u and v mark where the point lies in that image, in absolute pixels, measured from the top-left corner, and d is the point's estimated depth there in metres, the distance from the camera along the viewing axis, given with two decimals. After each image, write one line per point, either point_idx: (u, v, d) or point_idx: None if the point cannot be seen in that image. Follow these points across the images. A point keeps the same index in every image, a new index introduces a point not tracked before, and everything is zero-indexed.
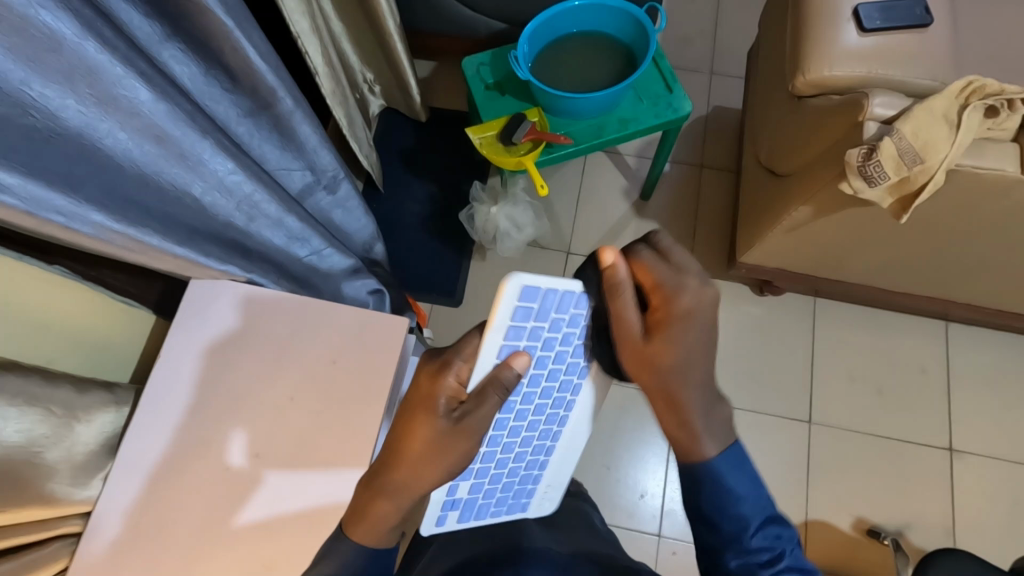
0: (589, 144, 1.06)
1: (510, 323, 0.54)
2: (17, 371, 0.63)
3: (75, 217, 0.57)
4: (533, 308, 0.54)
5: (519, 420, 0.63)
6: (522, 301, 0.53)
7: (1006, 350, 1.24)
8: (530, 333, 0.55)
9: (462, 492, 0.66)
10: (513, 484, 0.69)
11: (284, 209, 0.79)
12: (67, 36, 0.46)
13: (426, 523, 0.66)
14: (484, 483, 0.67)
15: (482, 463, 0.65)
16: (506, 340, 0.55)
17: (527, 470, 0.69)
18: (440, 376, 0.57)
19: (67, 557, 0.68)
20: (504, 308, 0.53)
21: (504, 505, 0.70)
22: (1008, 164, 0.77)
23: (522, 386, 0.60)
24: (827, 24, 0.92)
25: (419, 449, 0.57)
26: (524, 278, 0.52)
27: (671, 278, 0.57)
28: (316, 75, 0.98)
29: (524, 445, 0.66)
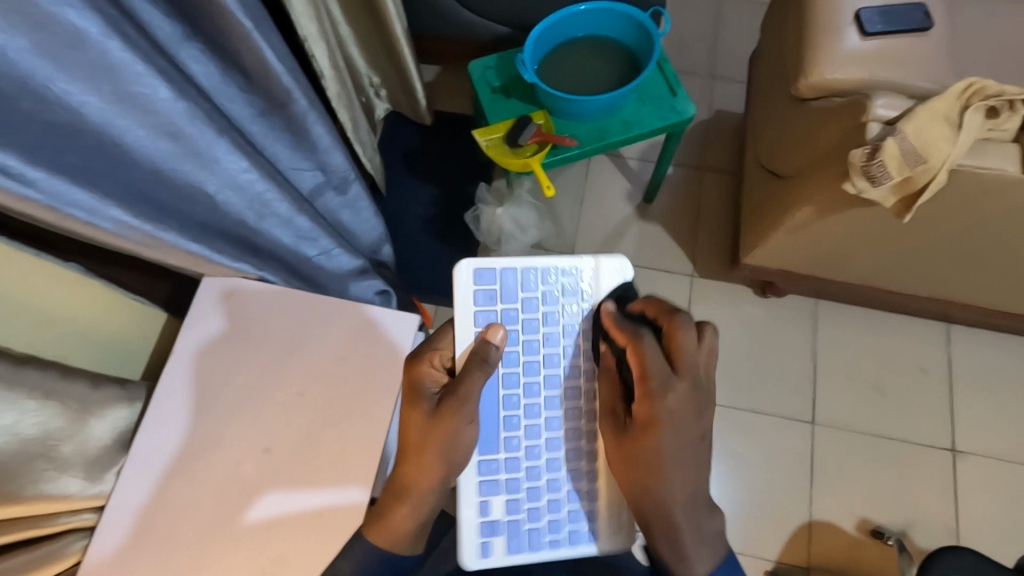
0: (594, 146, 1.07)
1: (476, 307, 0.66)
2: (36, 366, 0.65)
3: (96, 213, 0.59)
4: (495, 290, 0.67)
5: (531, 419, 0.66)
6: (479, 284, 0.67)
7: (1007, 351, 1.25)
8: (502, 312, 0.67)
9: (499, 513, 0.65)
10: (559, 505, 0.66)
11: (295, 209, 0.80)
12: (91, 34, 0.47)
13: (468, 556, 0.64)
14: (523, 502, 0.65)
15: (509, 474, 0.65)
16: (478, 323, 0.66)
17: (570, 484, 0.66)
18: (418, 363, 0.66)
19: (79, 552, 0.68)
20: (465, 292, 0.66)
21: (561, 533, 0.65)
22: (1009, 164, 0.78)
23: (520, 376, 0.66)
24: (829, 28, 0.94)
25: (413, 441, 0.63)
26: (474, 263, 0.67)
27: (659, 381, 0.60)
28: (324, 79, 0.99)
29: (553, 450, 0.66)
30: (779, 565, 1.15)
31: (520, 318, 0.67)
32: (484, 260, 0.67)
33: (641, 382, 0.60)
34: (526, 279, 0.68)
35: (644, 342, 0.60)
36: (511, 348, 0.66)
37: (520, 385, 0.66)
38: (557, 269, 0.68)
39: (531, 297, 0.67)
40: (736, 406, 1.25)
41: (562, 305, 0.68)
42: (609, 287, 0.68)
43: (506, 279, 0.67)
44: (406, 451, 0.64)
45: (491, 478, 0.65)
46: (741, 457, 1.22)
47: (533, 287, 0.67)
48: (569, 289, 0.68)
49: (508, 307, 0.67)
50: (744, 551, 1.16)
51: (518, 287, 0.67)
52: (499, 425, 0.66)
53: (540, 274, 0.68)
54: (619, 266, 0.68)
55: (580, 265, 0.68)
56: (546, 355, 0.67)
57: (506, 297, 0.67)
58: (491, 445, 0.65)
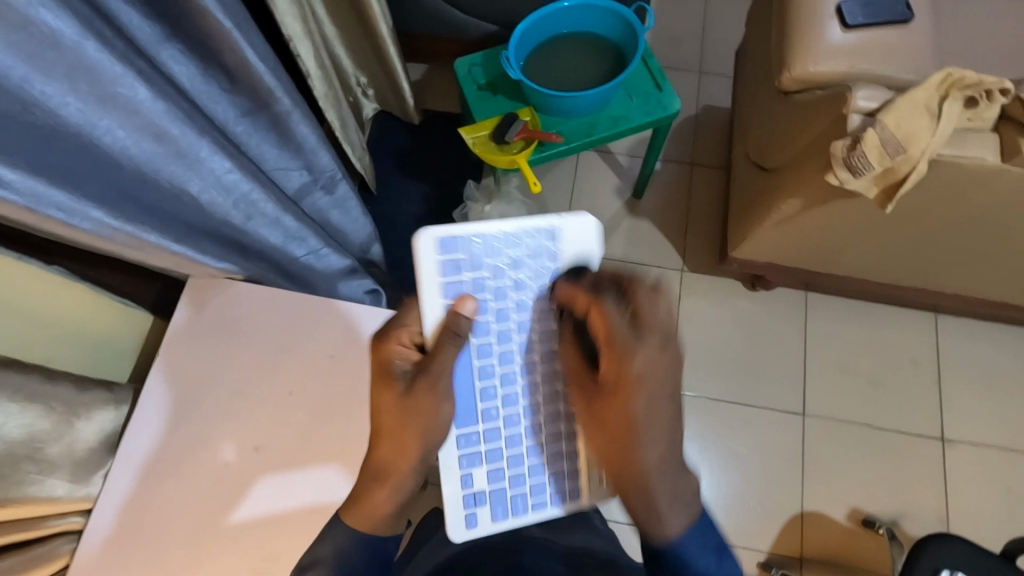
0: (581, 142, 1.07)
1: (442, 278, 0.63)
2: (18, 368, 0.65)
3: (75, 213, 0.59)
4: (460, 259, 0.64)
5: (509, 387, 0.65)
6: (444, 255, 0.64)
7: (994, 339, 1.26)
8: (470, 282, 0.64)
9: (481, 484, 0.65)
10: (540, 470, 0.67)
11: (281, 208, 0.80)
12: (66, 35, 0.47)
13: (455, 529, 0.65)
14: (505, 469, 0.66)
15: (490, 444, 0.65)
16: (446, 296, 0.64)
17: (550, 446, 0.67)
18: (387, 343, 0.65)
19: (67, 555, 0.68)
20: (429, 264, 0.64)
21: (543, 496, 0.67)
22: (988, 153, 0.79)
23: (494, 345, 0.65)
24: (811, 20, 0.95)
25: (390, 421, 0.63)
26: (436, 232, 0.64)
27: (624, 340, 0.58)
28: (309, 78, 0.99)
29: (531, 415, 0.66)
30: (772, 556, 1.16)
31: (489, 286, 0.64)
32: (446, 228, 0.64)
33: (606, 346, 0.59)
34: (491, 245, 0.65)
35: (603, 305, 0.59)
36: (482, 319, 0.64)
37: (494, 355, 0.65)
38: (522, 233, 0.66)
39: (498, 262, 0.65)
40: (727, 399, 1.26)
41: (531, 269, 0.66)
42: (575, 245, 0.67)
43: (471, 247, 0.64)
44: (386, 431, 0.64)
45: (472, 450, 0.65)
46: (732, 450, 1.22)
47: (500, 254, 0.65)
48: (535, 250, 0.66)
49: (475, 275, 0.64)
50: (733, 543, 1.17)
51: (484, 255, 0.65)
52: (476, 397, 0.64)
53: (506, 239, 0.66)
54: (586, 225, 0.67)
55: (544, 225, 0.66)
56: (519, 321, 0.65)
57: (473, 265, 0.64)
58: (469, 420, 0.64)
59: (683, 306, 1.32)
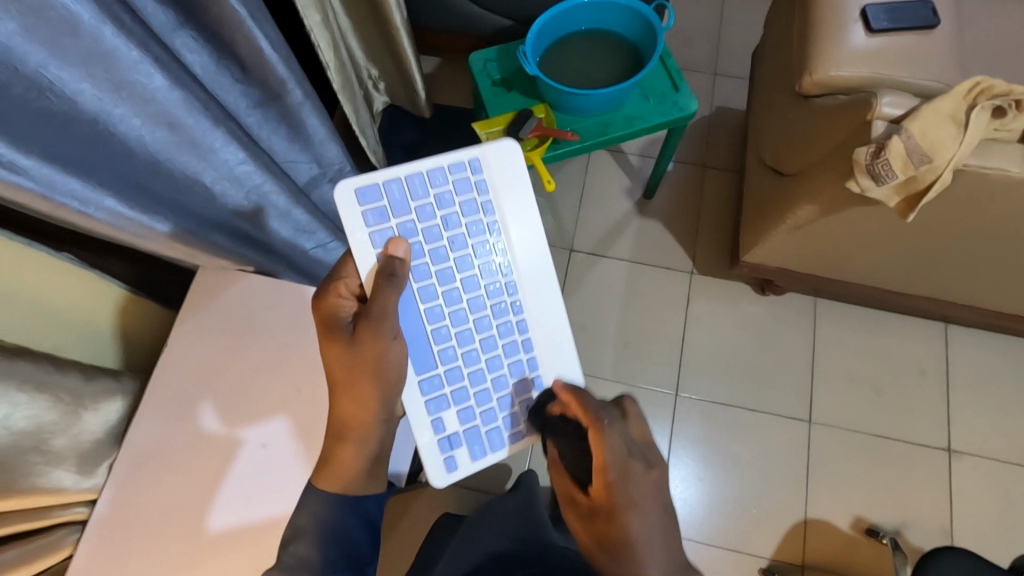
0: (595, 141, 1.06)
1: (369, 229, 0.62)
2: (26, 358, 0.63)
3: (88, 202, 0.59)
4: (384, 205, 0.62)
5: (460, 324, 0.65)
6: (366, 204, 0.62)
7: (1004, 351, 1.25)
8: (399, 227, 0.63)
9: (454, 425, 0.64)
10: (513, 402, 0.66)
11: (292, 200, 0.79)
12: (86, 20, 0.45)
13: (436, 475, 0.64)
14: (474, 408, 0.65)
15: (453, 385, 0.64)
16: (377, 245, 0.62)
17: (514, 379, 0.66)
18: (327, 299, 0.63)
19: (71, 545, 0.68)
20: (351, 217, 0.61)
21: (517, 426, 0.66)
22: (1013, 164, 0.78)
23: (439, 288, 0.64)
24: (833, 24, 0.93)
25: (341, 374, 0.64)
26: (353, 183, 0.62)
27: (621, 466, 0.59)
28: (327, 70, 0.97)
29: (488, 348, 0.65)
30: (773, 563, 1.15)
31: (419, 228, 0.63)
32: (361, 177, 0.62)
33: (601, 470, 0.59)
34: (411, 186, 0.63)
35: (604, 427, 0.59)
36: (417, 264, 0.63)
37: (438, 296, 0.64)
38: (438, 171, 0.64)
39: (424, 204, 0.63)
40: (735, 404, 1.25)
41: (458, 202, 0.64)
42: (499, 173, 0.65)
43: (390, 192, 0.63)
44: (343, 381, 0.64)
45: (436, 394, 0.64)
46: (738, 457, 1.22)
47: (422, 193, 0.64)
48: (460, 182, 0.64)
49: (403, 219, 0.63)
50: (736, 550, 1.16)
51: (406, 197, 0.63)
52: (428, 340, 0.64)
53: (426, 178, 0.64)
54: (505, 150, 0.65)
55: (458, 156, 0.64)
56: (459, 258, 0.64)
57: (397, 210, 0.63)
58: (426, 363, 0.64)
59: (690, 309, 1.31)
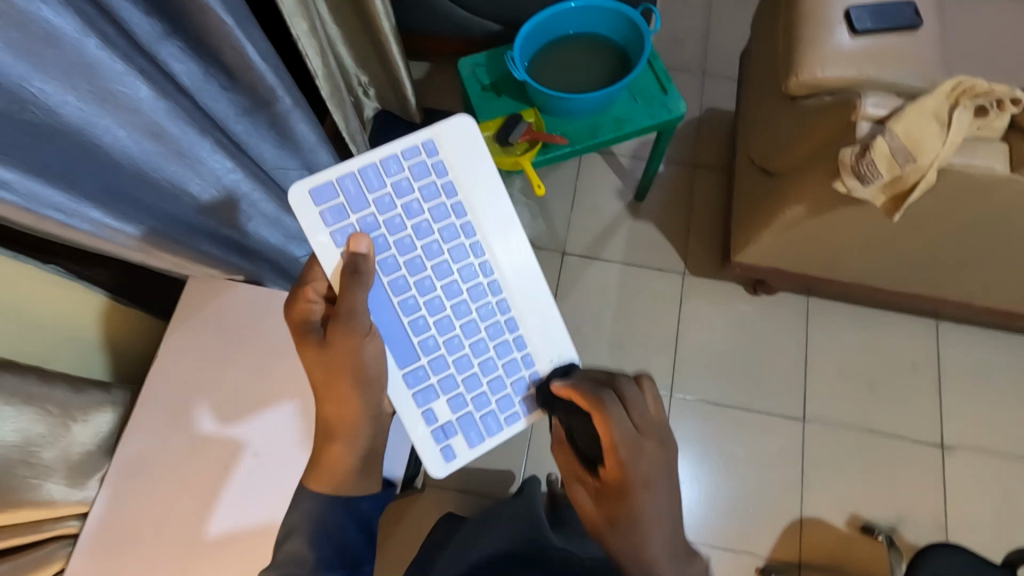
0: (585, 144, 1.06)
1: (330, 228, 0.61)
2: (15, 371, 0.63)
3: (74, 215, 0.59)
4: (341, 202, 0.61)
5: (437, 312, 0.64)
6: (322, 204, 0.61)
7: (995, 346, 1.26)
8: (360, 222, 0.62)
9: (446, 415, 0.64)
10: (503, 385, 0.66)
11: (280, 208, 0.81)
12: (68, 33, 0.46)
13: (435, 466, 0.64)
14: (465, 395, 0.65)
15: (439, 375, 0.64)
16: (339, 241, 0.61)
17: (502, 360, 0.65)
18: (297, 305, 0.63)
19: (63, 559, 0.68)
20: (310, 219, 0.61)
21: (512, 408, 0.66)
22: (996, 162, 0.78)
23: (410, 277, 0.63)
24: (819, 26, 0.94)
25: (320, 376, 0.63)
26: (307, 184, 0.61)
27: (628, 445, 0.59)
28: (316, 78, 0.98)
29: (469, 333, 0.65)
30: (770, 562, 1.15)
31: (380, 220, 0.62)
32: (314, 177, 0.61)
33: (611, 450, 0.58)
34: (365, 179, 0.62)
35: (608, 409, 0.59)
36: (382, 257, 0.63)
37: (409, 288, 0.63)
38: (393, 158, 0.63)
39: (382, 195, 0.63)
40: (729, 404, 1.25)
41: (417, 187, 0.63)
42: (455, 151, 0.64)
43: (346, 188, 0.62)
44: (327, 384, 0.63)
45: (423, 386, 0.63)
46: (733, 456, 1.22)
47: (379, 184, 0.63)
48: (417, 168, 0.63)
49: (363, 213, 0.62)
50: (730, 548, 1.16)
51: (363, 190, 0.62)
52: (407, 332, 0.63)
53: (381, 168, 0.63)
54: (458, 127, 0.64)
55: (411, 141, 0.63)
56: (427, 245, 0.64)
57: (356, 205, 0.62)
58: (408, 355, 0.63)
59: (684, 309, 1.31)
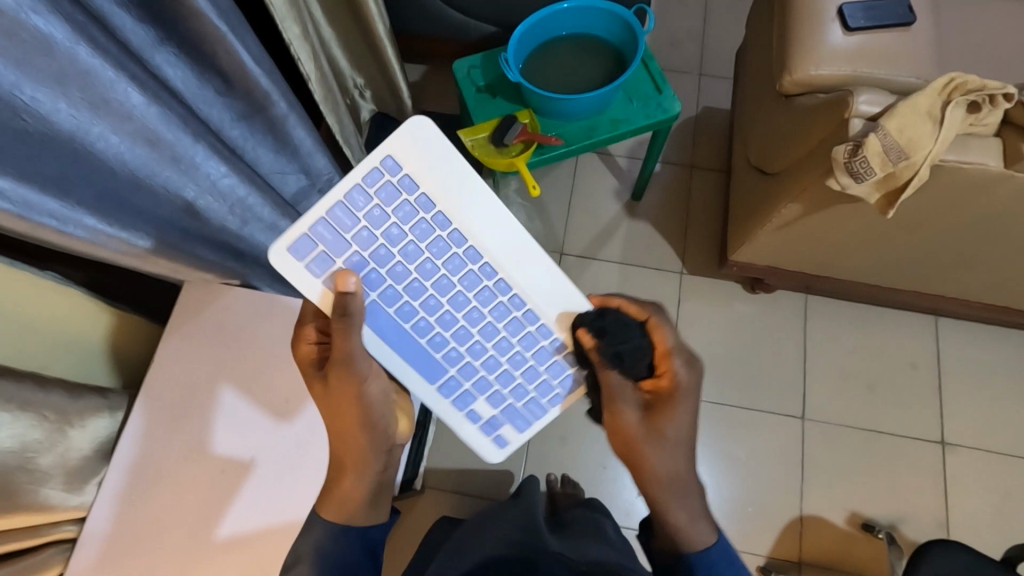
0: (580, 145, 1.06)
1: (319, 282, 0.59)
2: (11, 377, 0.62)
3: (67, 220, 0.58)
4: (322, 252, 0.58)
5: (452, 327, 0.64)
6: (305, 260, 0.58)
7: (994, 343, 1.26)
8: (345, 264, 0.59)
9: (488, 412, 0.67)
10: (537, 372, 0.66)
11: (277, 212, 0.80)
12: (57, 40, 0.46)
13: (490, 455, 0.68)
14: (503, 391, 0.67)
15: (471, 379, 0.66)
16: (333, 291, 0.59)
17: (528, 354, 0.65)
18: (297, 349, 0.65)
19: (61, 564, 0.68)
20: (297, 280, 0.59)
21: (550, 393, 0.67)
22: (990, 158, 0.78)
23: (414, 303, 0.62)
24: (813, 24, 0.94)
25: (327, 413, 0.64)
26: (282, 245, 0.58)
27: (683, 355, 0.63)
28: (307, 81, 0.98)
29: (488, 337, 0.64)
30: (770, 560, 1.15)
31: (365, 257, 0.59)
32: (287, 235, 0.58)
33: (666, 355, 0.63)
34: (337, 221, 0.58)
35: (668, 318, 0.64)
36: (379, 291, 0.61)
37: (417, 311, 0.62)
38: (356, 189, 0.58)
39: (359, 234, 0.59)
40: (728, 403, 1.25)
41: (392, 210, 0.59)
42: (418, 163, 0.58)
43: (321, 236, 0.58)
44: (326, 412, 0.64)
45: (458, 392, 0.66)
46: (733, 455, 1.22)
47: (351, 222, 0.58)
48: (386, 192, 0.59)
49: (347, 256, 0.59)
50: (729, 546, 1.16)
51: (338, 233, 0.58)
52: (428, 350, 0.64)
53: (349, 204, 0.58)
54: (414, 134, 0.58)
55: (365, 167, 0.58)
56: (421, 268, 0.61)
57: (337, 251, 0.59)
58: (435, 371, 0.64)
59: (681, 309, 1.31)
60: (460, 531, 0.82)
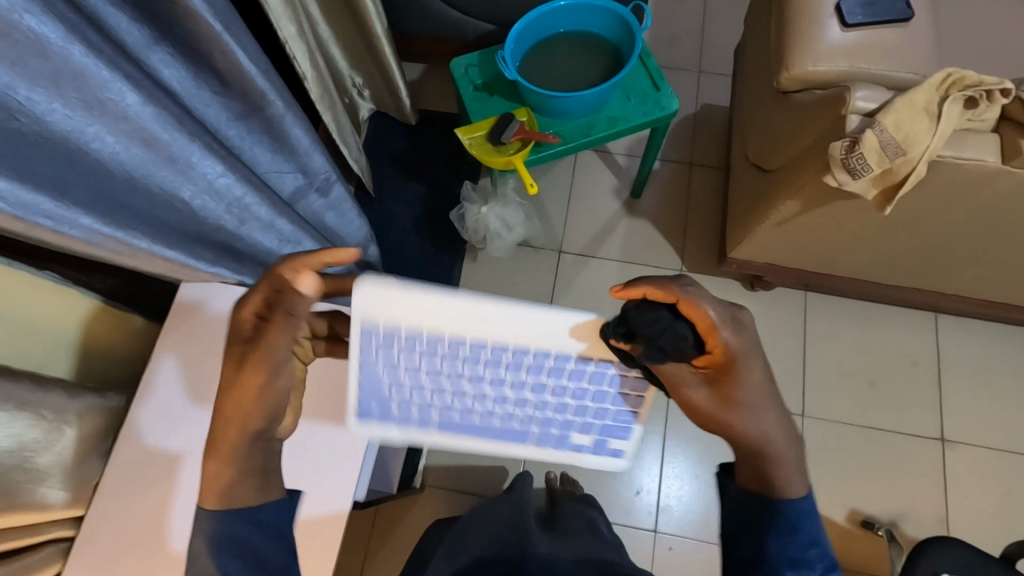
0: (578, 143, 1.06)
1: (396, 427, 0.64)
2: (6, 377, 0.63)
3: (64, 221, 0.58)
4: (382, 408, 0.63)
5: (512, 401, 0.61)
6: (378, 419, 0.64)
7: (995, 340, 1.26)
8: (401, 404, 0.63)
9: (584, 439, 0.63)
10: (595, 403, 0.61)
11: (275, 211, 0.80)
12: (52, 40, 0.46)
13: (612, 466, 0.64)
14: (589, 420, 0.62)
15: (557, 425, 0.63)
16: (409, 429, 0.64)
17: (578, 387, 0.60)
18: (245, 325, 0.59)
19: (61, 560, 0.69)
20: (381, 433, 0.65)
21: (612, 404, 0.61)
22: (988, 154, 0.78)
23: (466, 388, 0.61)
24: (810, 20, 0.94)
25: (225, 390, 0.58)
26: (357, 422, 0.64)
27: (727, 325, 0.53)
28: (305, 81, 0.98)
29: (539, 391, 0.60)
30: None
31: (407, 389, 0.62)
32: (356, 424, 0.64)
33: (710, 332, 0.53)
34: (371, 383, 0.62)
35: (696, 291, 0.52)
36: (435, 405, 0.62)
37: (471, 405, 0.62)
38: (365, 359, 0.59)
39: (393, 386, 0.62)
40: None
41: (394, 348, 0.58)
42: (390, 315, 0.56)
43: (370, 397, 0.63)
44: (221, 385, 0.58)
45: (552, 442, 0.63)
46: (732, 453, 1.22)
47: (379, 375, 0.61)
48: (382, 346, 0.58)
49: (397, 397, 0.63)
50: None
51: (380, 388, 0.62)
52: (501, 418, 0.63)
53: (367, 373, 0.61)
54: (366, 300, 0.55)
55: (353, 339, 0.58)
56: (449, 372, 0.60)
57: (389, 402, 0.63)
58: (518, 434, 0.63)
59: None
60: (456, 527, 0.82)
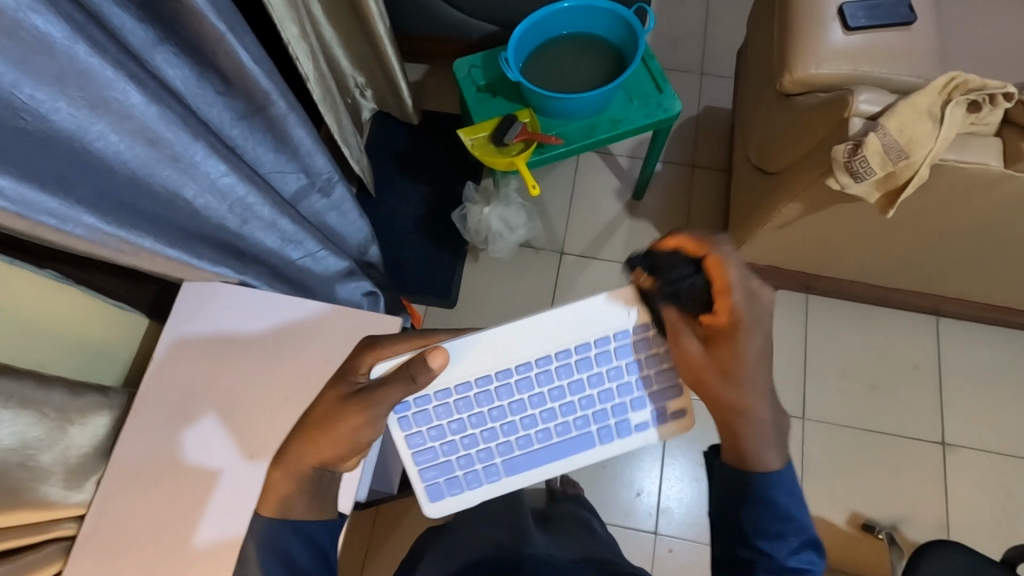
0: (580, 144, 1.06)
1: (472, 488, 0.62)
2: (11, 374, 0.62)
3: (67, 219, 0.57)
4: (447, 477, 0.62)
5: (560, 414, 0.62)
6: (453, 492, 0.62)
7: (995, 343, 1.26)
8: (463, 463, 0.62)
9: (643, 415, 0.61)
10: (628, 386, 0.61)
11: (277, 210, 0.80)
12: (57, 39, 0.46)
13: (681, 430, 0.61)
14: (637, 396, 0.61)
15: (616, 415, 0.61)
16: (486, 482, 0.62)
17: (603, 368, 0.61)
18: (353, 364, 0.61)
19: (61, 560, 0.68)
20: (461, 501, 0.62)
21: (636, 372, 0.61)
22: (991, 159, 0.78)
23: (513, 416, 0.61)
24: (814, 22, 0.94)
25: (318, 417, 0.59)
26: (437, 507, 0.62)
27: (742, 290, 0.57)
28: (307, 82, 0.97)
29: (574, 390, 0.61)
30: None
31: (461, 444, 0.62)
32: (437, 508, 0.62)
33: (723, 291, 0.57)
34: (428, 458, 0.62)
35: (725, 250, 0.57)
36: (497, 447, 0.62)
37: (524, 433, 0.62)
38: (414, 435, 0.61)
39: (447, 455, 0.62)
40: None
41: (433, 407, 0.61)
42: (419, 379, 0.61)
43: (435, 471, 0.62)
44: (314, 415, 0.60)
45: (622, 436, 0.61)
46: None
47: (431, 439, 0.62)
48: (421, 416, 0.61)
49: (456, 456, 0.62)
50: None
51: (439, 458, 0.62)
52: (562, 427, 0.62)
53: (421, 449, 0.62)
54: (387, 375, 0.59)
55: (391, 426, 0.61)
56: (489, 411, 0.61)
57: (450, 468, 0.62)
58: (585, 440, 0.61)
59: None
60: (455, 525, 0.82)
